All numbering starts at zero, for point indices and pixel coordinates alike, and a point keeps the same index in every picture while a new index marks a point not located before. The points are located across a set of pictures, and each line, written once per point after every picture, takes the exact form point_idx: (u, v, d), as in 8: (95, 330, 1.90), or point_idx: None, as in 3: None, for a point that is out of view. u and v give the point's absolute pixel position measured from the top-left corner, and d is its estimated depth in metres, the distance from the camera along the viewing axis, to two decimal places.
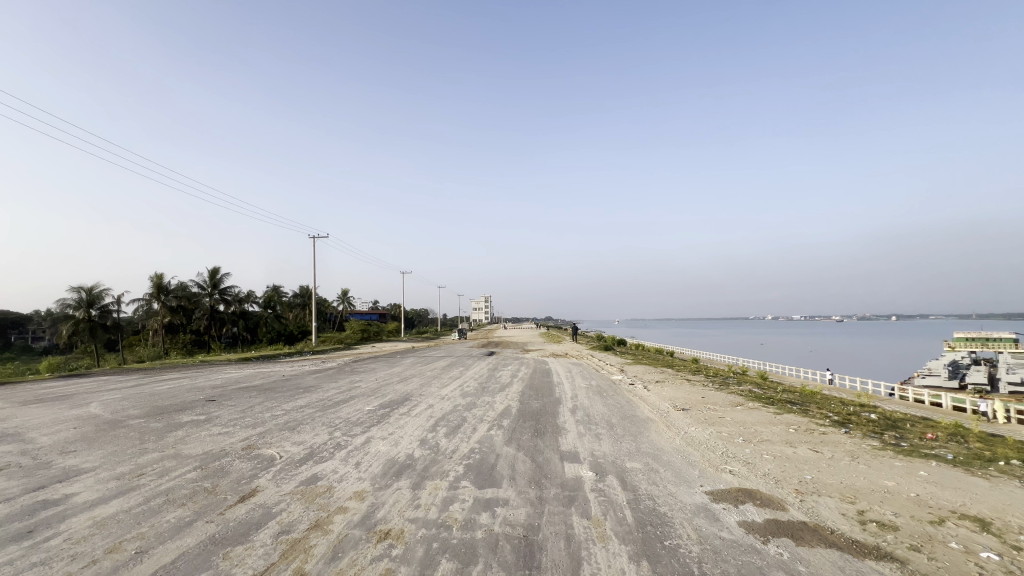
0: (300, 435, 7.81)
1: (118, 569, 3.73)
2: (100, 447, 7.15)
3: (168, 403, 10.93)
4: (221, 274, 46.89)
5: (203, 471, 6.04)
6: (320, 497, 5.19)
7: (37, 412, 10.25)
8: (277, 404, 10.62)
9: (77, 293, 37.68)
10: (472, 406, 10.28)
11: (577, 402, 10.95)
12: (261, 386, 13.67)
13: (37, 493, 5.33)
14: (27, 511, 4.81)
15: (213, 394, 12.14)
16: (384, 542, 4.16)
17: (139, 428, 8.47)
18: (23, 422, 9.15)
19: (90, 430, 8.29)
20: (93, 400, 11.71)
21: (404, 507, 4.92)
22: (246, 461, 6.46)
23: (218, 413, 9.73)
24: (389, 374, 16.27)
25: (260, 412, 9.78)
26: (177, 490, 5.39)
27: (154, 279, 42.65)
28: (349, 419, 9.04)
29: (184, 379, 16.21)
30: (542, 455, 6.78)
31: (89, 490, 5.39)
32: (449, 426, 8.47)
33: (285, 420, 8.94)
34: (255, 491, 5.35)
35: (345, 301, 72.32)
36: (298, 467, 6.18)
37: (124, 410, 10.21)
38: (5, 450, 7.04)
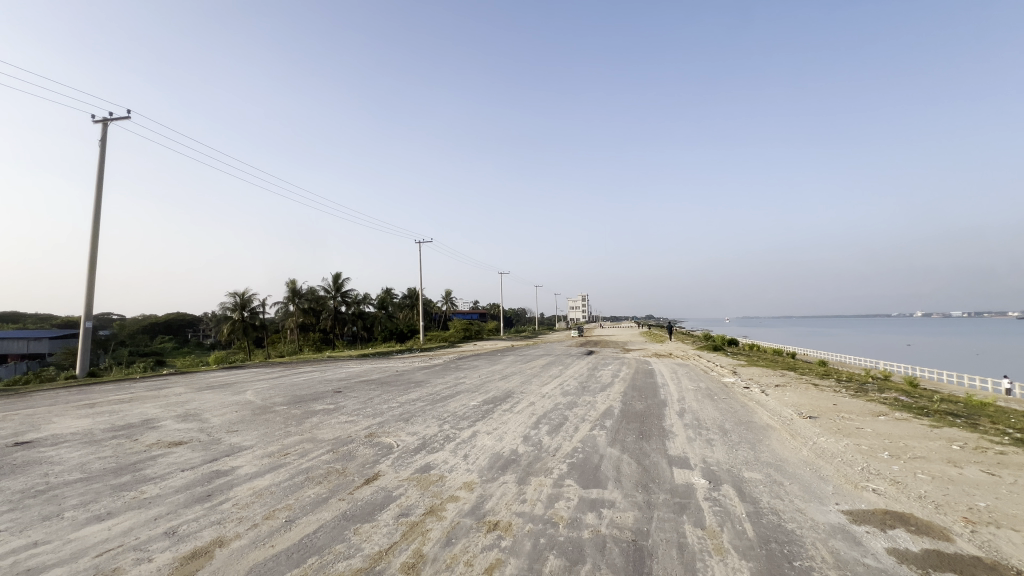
0: (414, 426, 8.41)
1: (273, 533, 4.35)
2: (256, 429, 8.41)
3: (305, 393, 12.49)
4: (342, 279, 52.33)
5: (335, 454, 6.80)
6: (433, 484, 5.56)
7: (209, 397, 12.37)
8: (393, 397, 11.58)
9: (233, 297, 44.54)
10: (573, 405, 10.23)
11: (685, 405, 10.36)
12: (377, 380, 14.96)
13: (212, 463, 6.43)
14: (206, 478, 5.82)
15: (339, 387, 13.59)
16: (493, 532, 4.32)
17: (283, 413, 9.80)
18: (199, 405, 11.07)
19: (247, 413, 9.78)
20: (248, 388, 13.80)
21: (511, 500, 5.06)
22: (369, 447, 7.14)
23: (344, 403, 10.85)
24: (491, 372, 16.81)
25: (378, 403, 10.74)
26: (315, 470, 6.14)
27: (291, 284, 49.06)
28: (456, 413, 9.55)
29: (315, 372, 18.35)
30: (649, 458, 6.53)
31: (250, 464, 6.36)
32: (551, 424, 8.53)
33: (400, 412, 9.70)
34: (377, 475, 5.90)
35: (448, 302, 76.38)
36: (413, 455, 6.67)
37: (272, 397, 11.87)
38: (189, 427, 8.58)
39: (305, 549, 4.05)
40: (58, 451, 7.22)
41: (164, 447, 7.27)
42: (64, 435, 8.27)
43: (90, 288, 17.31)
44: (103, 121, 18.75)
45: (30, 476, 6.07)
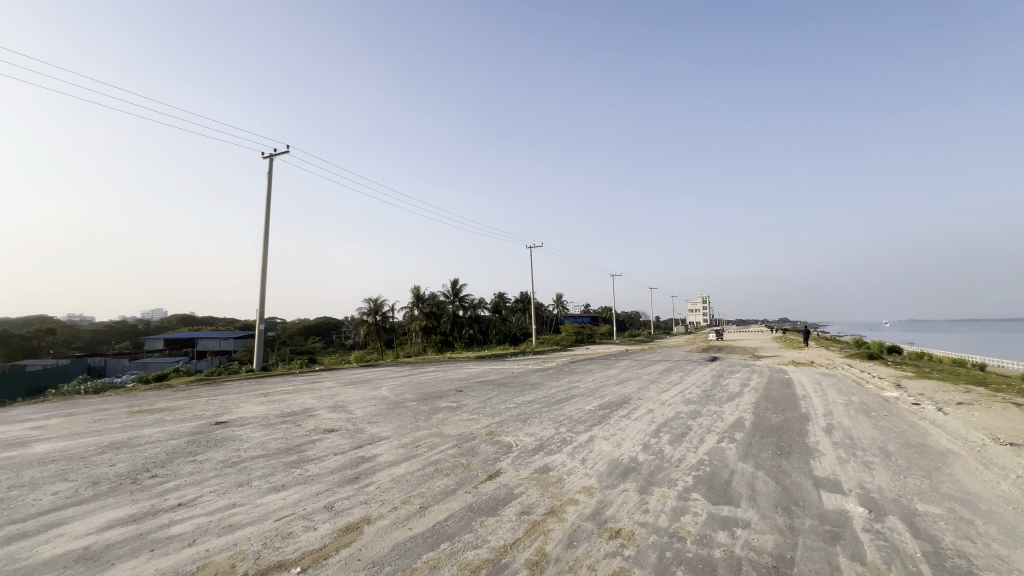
0: (531, 427, 8.61)
1: (409, 517, 4.79)
2: (391, 421, 9.34)
3: (431, 390, 13.54)
4: (460, 285, 55.66)
5: (460, 449, 7.26)
6: (553, 485, 5.64)
7: (352, 391, 14.06)
8: (510, 398, 11.98)
9: (368, 303, 50.03)
10: (697, 415, 9.58)
11: (833, 421, 9.08)
12: (494, 381, 15.59)
13: (358, 450, 7.30)
14: (354, 463, 6.62)
15: (460, 386, 14.47)
16: (615, 540, 4.24)
17: (414, 408, 10.74)
18: (345, 398, 12.63)
19: (383, 407, 10.91)
20: (383, 384, 15.38)
21: (632, 509, 4.92)
22: (490, 445, 7.49)
23: (465, 402, 11.54)
24: (606, 377, 16.46)
25: (497, 403, 11.19)
26: (444, 462, 6.63)
27: (415, 290, 53.68)
28: (572, 416, 9.57)
29: (438, 372, 19.74)
30: (790, 478, 5.86)
31: (388, 453, 7.09)
32: (672, 433, 8.11)
33: (518, 412, 10.00)
34: (499, 472, 6.16)
35: (559, 305, 76.64)
36: (532, 456, 6.83)
37: (403, 393, 13.09)
38: (339, 417, 9.85)
39: (438, 534, 4.40)
40: (245, 431, 8.79)
41: (321, 433, 8.43)
42: (249, 418, 10.05)
43: (262, 296, 20.81)
44: (270, 156, 22.45)
45: (227, 449, 7.49)
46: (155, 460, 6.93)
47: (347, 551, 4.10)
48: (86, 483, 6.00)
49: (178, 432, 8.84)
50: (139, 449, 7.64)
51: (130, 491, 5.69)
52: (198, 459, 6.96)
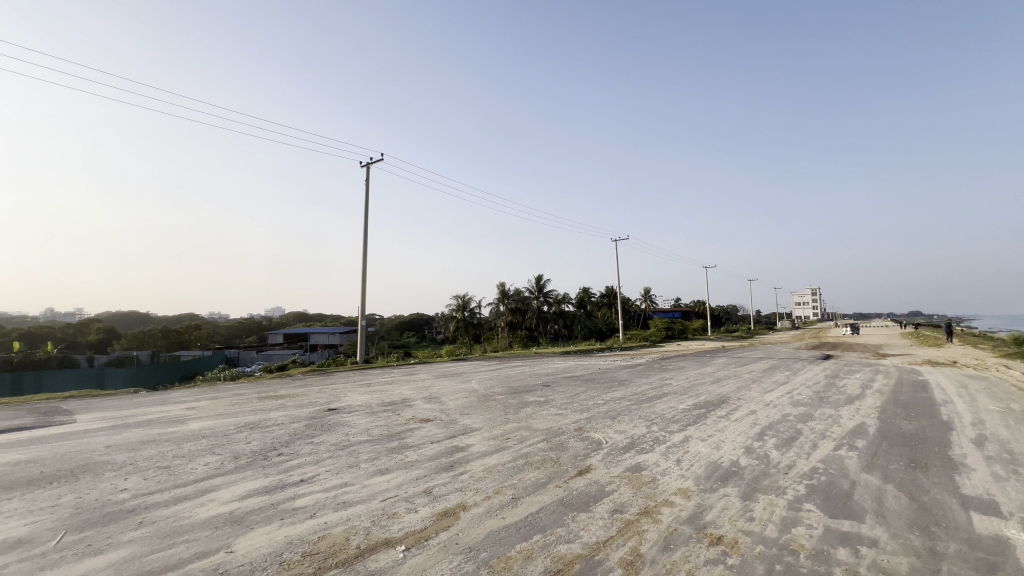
0: (622, 425, 8.41)
1: (502, 507, 4.92)
2: (482, 413, 9.66)
3: (518, 385, 13.80)
4: (544, 280, 55.94)
5: (549, 443, 7.31)
6: (646, 485, 5.47)
7: (445, 383, 14.78)
8: (598, 394, 11.81)
9: (457, 300, 52.09)
10: (809, 418, 8.69)
11: (987, 432, 7.72)
12: (581, 377, 15.47)
13: (452, 439, 7.65)
14: (448, 452, 6.94)
15: (547, 381, 14.56)
16: (717, 547, 4.00)
17: (502, 401, 11.01)
18: (438, 390, 13.30)
19: (474, 400, 11.32)
20: (473, 378, 15.97)
21: (735, 516, 4.62)
22: (579, 440, 7.45)
23: (553, 396, 11.58)
24: (701, 374, 15.56)
25: (585, 399, 11.10)
26: (534, 455, 6.72)
27: (501, 286, 55.04)
28: (665, 415, 9.19)
29: (525, 366, 20.02)
30: (928, 495, 5.10)
31: (480, 444, 7.35)
32: (780, 437, 7.44)
33: (607, 409, 9.82)
34: (589, 468, 6.10)
35: (647, 300, 73.75)
36: (623, 454, 6.68)
37: (492, 387, 13.49)
38: (433, 408, 10.41)
39: (530, 526, 4.47)
40: (352, 417, 9.64)
41: (418, 423, 8.97)
42: (355, 406, 11.00)
43: (364, 295, 22.58)
44: (367, 165, 24.17)
45: (338, 434, 8.26)
46: (280, 441, 7.86)
47: (445, 534, 4.33)
48: (228, 457, 6.98)
49: (297, 417, 9.93)
50: (267, 430, 8.71)
51: (262, 466, 6.52)
52: (314, 441, 7.77)
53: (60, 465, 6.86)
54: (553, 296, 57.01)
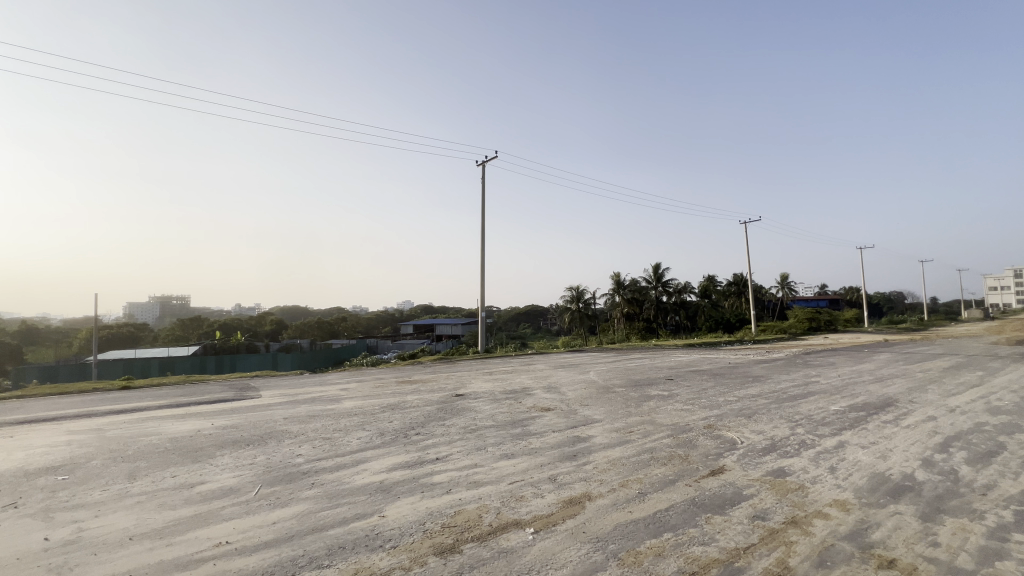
0: (759, 424, 7.66)
1: (628, 501, 4.83)
2: (603, 405, 9.56)
3: (639, 378, 13.35)
4: (662, 268, 53.08)
5: (676, 440, 6.96)
6: (792, 493, 4.92)
7: (563, 374, 14.92)
8: (730, 390, 10.91)
9: (571, 291, 51.97)
10: (1015, 430, 7.00)
11: None
12: (708, 371, 14.43)
13: (573, 429, 7.70)
14: (570, 441, 7.00)
15: (671, 374, 13.86)
16: (888, 571, 3.45)
17: (623, 394, 10.77)
18: (557, 380, 13.45)
19: (593, 391, 11.23)
20: (591, 369, 15.86)
21: (912, 538, 3.93)
22: (710, 439, 6.97)
23: (678, 391, 11.00)
24: (858, 372, 13.46)
25: (714, 395, 10.34)
26: (660, 451, 6.45)
27: (616, 277, 53.69)
28: (813, 416, 8.15)
29: (645, 359, 19.26)
30: None
31: (603, 436, 7.28)
32: (971, 450, 6.13)
33: (741, 407, 9.02)
34: (723, 469, 5.68)
35: (784, 287, 65.61)
36: (762, 456, 6.10)
37: (611, 379, 13.25)
38: (554, 397, 10.57)
39: (660, 523, 4.32)
40: (478, 403, 10.23)
41: (539, 411, 9.20)
42: (480, 393, 11.65)
43: (483, 288, 23.67)
44: (482, 163, 24.96)
45: (466, 418, 8.83)
46: (417, 421, 8.66)
47: (572, 521, 4.39)
48: (376, 433, 7.89)
49: (430, 400, 10.83)
50: (405, 412, 9.66)
51: (404, 443, 7.26)
52: (446, 423, 8.42)
53: (254, 431, 8.41)
54: (673, 285, 53.86)
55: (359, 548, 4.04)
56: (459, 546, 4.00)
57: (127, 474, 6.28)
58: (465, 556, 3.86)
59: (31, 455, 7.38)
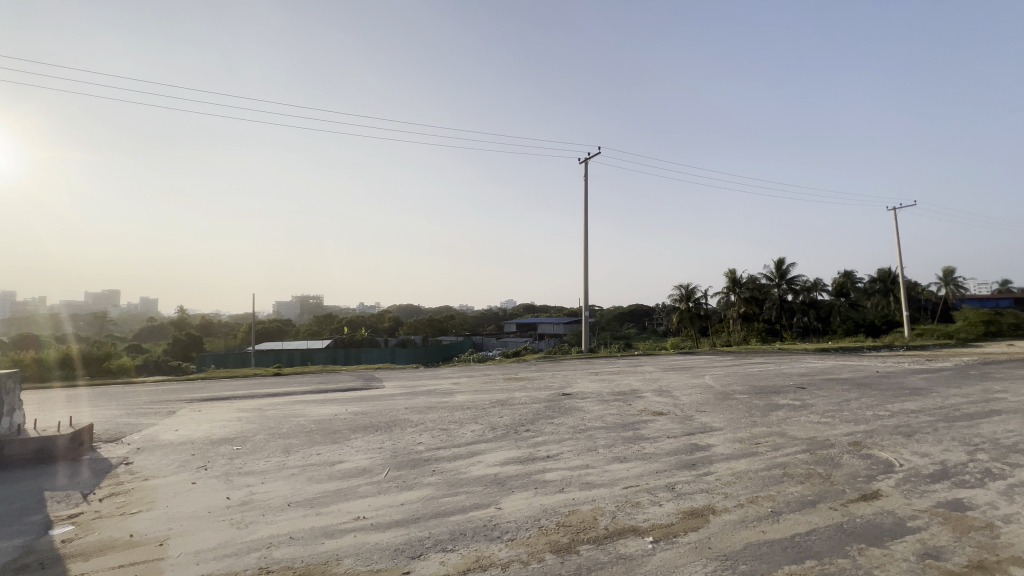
0: (923, 446, 6.49)
1: (759, 519, 4.40)
2: (722, 412, 8.85)
3: (764, 384, 12.10)
4: (786, 264, 47.72)
5: (814, 456, 6.18)
6: (977, 531, 4.08)
7: (675, 377, 14.12)
8: (880, 403, 9.41)
9: (679, 291, 49.06)
10: None
11: None
12: (849, 380, 12.60)
13: (690, 437, 7.24)
14: (688, 449, 6.58)
15: (802, 382, 12.35)
16: None
17: (745, 401, 9.87)
18: (667, 384, 12.75)
19: (711, 397, 10.45)
20: (706, 373, 14.78)
21: None
22: (858, 458, 6.07)
23: (812, 401, 9.78)
24: None
25: (860, 408, 9.00)
26: (794, 467, 5.78)
27: (731, 274, 49.42)
28: (1000, 441, 6.68)
29: (769, 364, 17.44)
30: None
31: (724, 446, 6.73)
32: None
33: (897, 424, 7.72)
34: (878, 494, 4.91)
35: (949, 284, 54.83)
36: (930, 483, 5.15)
37: (731, 384, 12.20)
38: (666, 402, 10.04)
39: (799, 548, 3.87)
40: (585, 403, 10.11)
41: (650, 415, 8.80)
42: (587, 393, 11.50)
43: (586, 287, 23.31)
44: (584, 162, 24.45)
45: (575, 418, 8.77)
46: (526, 418, 8.82)
47: (695, 535, 4.12)
48: (488, 427, 8.19)
49: (537, 398, 10.96)
50: (514, 408, 9.91)
51: (515, 439, 7.43)
52: (555, 422, 8.44)
53: (381, 418, 9.24)
54: (800, 283, 48.15)
55: (478, 537, 4.21)
56: (576, 546, 3.97)
57: (284, 449, 7.30)
58: (582, 557, 3.82)
59: (213, 427, 8.93)
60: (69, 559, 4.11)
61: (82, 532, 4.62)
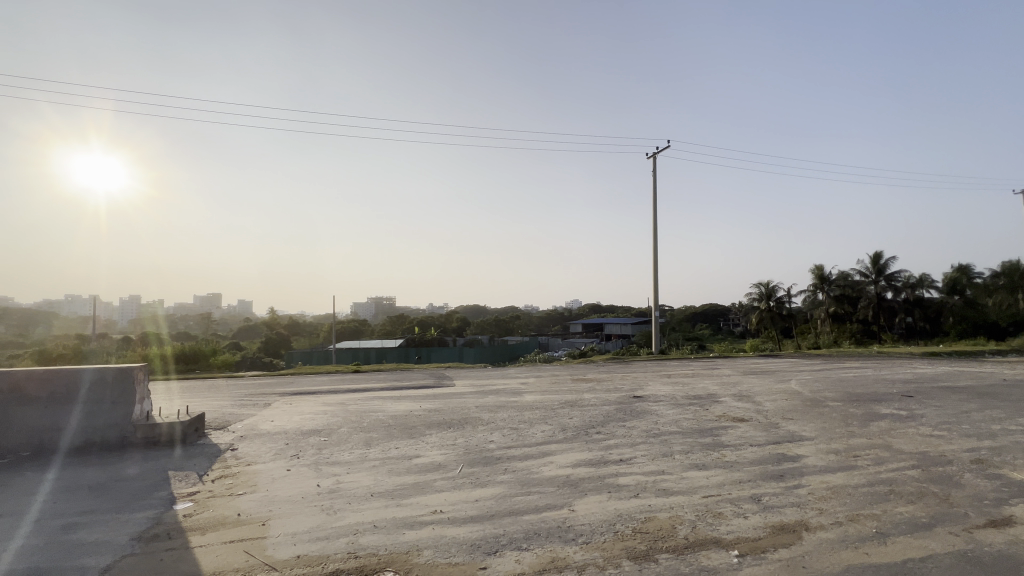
0: None
1: (860, 540, 4.00)
2: (812, 421, 8.14)
3: (861, 391, 10.99)
4: (885, 258, 43.05)
5: (927, 473, 5.50)
6: None
7: (756, 381, 13.22)
8: (1010, 416, 8.17)
9: (758, 289, 45.94)
10: None
11: None
12: (969, 388, 11.05)
13: (777, 446, 6.73)
14: (775, 459, 6.13)
15: (909, 389, 11.04)
16: None
17: (839, 409, 9.02)
18: (748, 388, 11.96)
19: (799, 404, 9.65)
20: (792, 378, 13.68)
21: None
22: (982, 478, 5.33)
23: (922, 411, 8.71)
24: None
25: (983, 421, 7.88)
26: (902, 485, 5.18)
27: (818, 270, 45.46)
28: None
29: (867, 368, 15.78)
30: None
31: (817, 457, 6.19)
32: None
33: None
34: (1010, 521, 4.28)
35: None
36: None
37: (821, 391, 11.20)
38: (747, 407, 9.42)
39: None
40: (658, 407, 9.75)
41: (730, 421, 8.30)
42: (660, 396, 11.08)
43: (656, 287, 22.52)
44: (651, 156, 23.56)
45: (648, 421, 8.50)
46: (596, 420, 8.67)
47: (787, 552, 3.83)
48: (558, 428, 8.15)
49: (607, 400, 10.73)
50: (584, 409, 9.79)
51: (586, 441, 7.33)
52: (627, 425, 8.23)
53: (453, 416, 9.52)
54: (902, 278, 43.18)
55: (552, 537, 4.21)
56: (654, 554, 3.85)
57: (365, 442, 7.75)
58: (661, 566, 3.70)
59: (303, 419, 9.68)
60: (189, 532, 4.64)
61: (199, 508, 5.21)
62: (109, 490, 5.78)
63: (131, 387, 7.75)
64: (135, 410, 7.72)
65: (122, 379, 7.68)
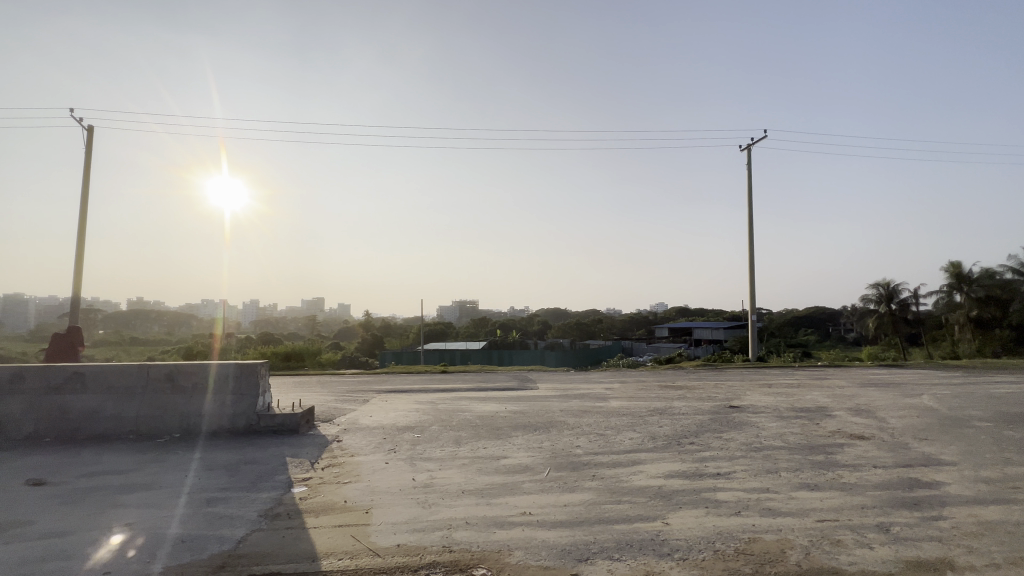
0: None
1: None
2: (953, 443, 7.02)
3: (1017, 411, 9.26)
4: None
5: None
6: None
7: (877, 394, 11.70)
8: None
9: (876, 289, 40.87)
10: None
11: None
12: None
13: (908, 469, 5.90)
14: (906, 485, 5.36)
15: None
16: None
17: (989, 431, 7.67)
18: (868, 401, 10.61)
19: (935, 422, 8.36)
20: (924, 392, 11.90)
21: None
22: None
23: None
24: None
25: None
26: None
27: (955, 267, 39.41)
28: None
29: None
30: None
31: (962, 485, 5.32)
32: None
33: None
34: None
35: None
36: None
37: (963, 408, 9.62)
38: (868, 424, 8.35)
39: None
40: (759, 418, 9.00)
41: (847, 438, 7.42)
42: (760, 407, 10.22)
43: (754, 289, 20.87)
44: (746, 148, 21.95)
45: (747, 433, 7.88)
46: (689, 430, 8.21)
47: None
48: (647, 437, 7.84)
49: (701, 409, 10.12)
50: (675, 418, 9.32)
51: (678, 451, 6.97)
52: (723, 437, 7.69)
53: (538, 419, 9.55)
54: None
55: (646, 550, 4.06)
56: None
57: (455, 440, 8.05)
58: None
59: (399, 415, 10.31)
60: (306, 513, 5.14)
61: (313, 493, 5.76)
62: (240, 471, 6.59)
63: (256, 381, 8.78)
64: (259, 402, 8.74)
65: (249, 374, 8.73)
